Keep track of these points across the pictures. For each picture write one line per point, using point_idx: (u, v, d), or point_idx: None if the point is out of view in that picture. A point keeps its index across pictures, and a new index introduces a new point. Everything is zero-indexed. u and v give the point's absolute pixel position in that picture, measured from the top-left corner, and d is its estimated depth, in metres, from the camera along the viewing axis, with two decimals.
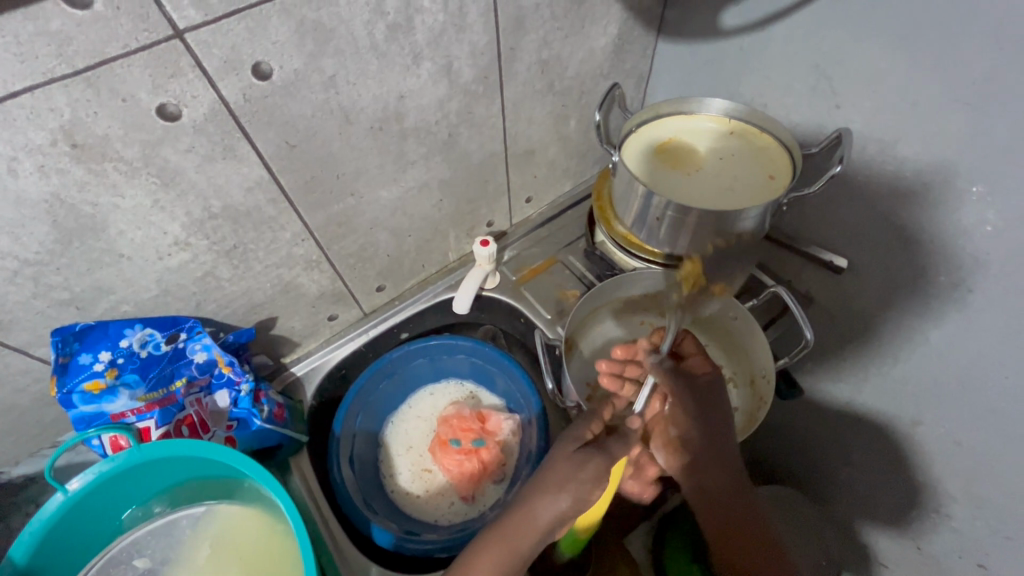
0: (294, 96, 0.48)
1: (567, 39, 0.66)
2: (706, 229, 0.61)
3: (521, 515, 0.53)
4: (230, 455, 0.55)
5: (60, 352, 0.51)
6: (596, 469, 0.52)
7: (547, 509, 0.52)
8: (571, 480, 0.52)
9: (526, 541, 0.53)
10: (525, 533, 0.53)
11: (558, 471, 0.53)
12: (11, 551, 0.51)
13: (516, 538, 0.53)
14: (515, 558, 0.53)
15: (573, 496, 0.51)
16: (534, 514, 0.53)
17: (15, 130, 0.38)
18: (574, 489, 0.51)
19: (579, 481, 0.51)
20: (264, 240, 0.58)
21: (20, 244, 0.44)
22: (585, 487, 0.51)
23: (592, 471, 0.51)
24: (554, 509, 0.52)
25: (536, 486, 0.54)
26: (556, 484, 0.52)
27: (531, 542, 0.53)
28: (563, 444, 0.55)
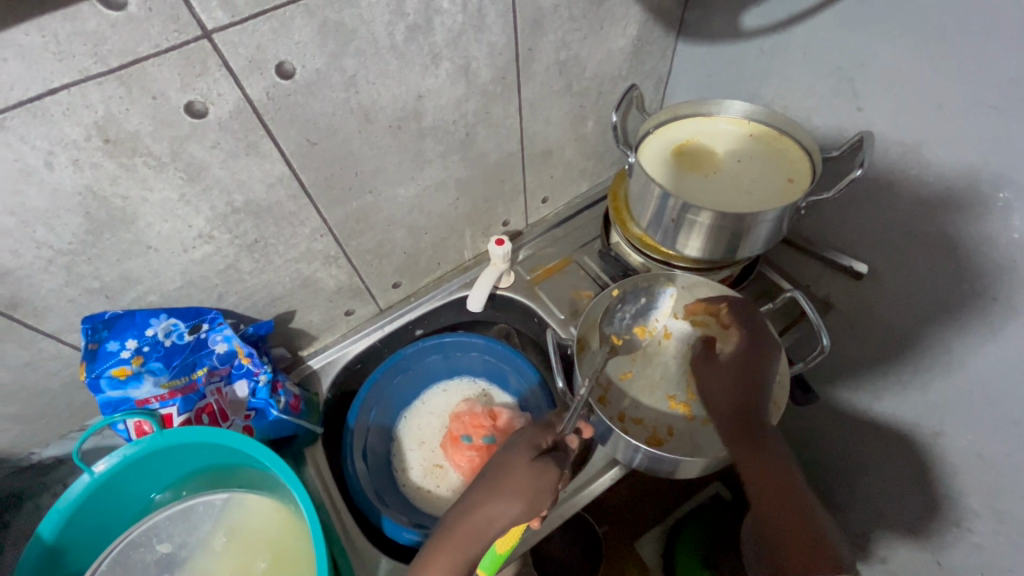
0: (316, 95, 0.50)
1: (585, 41, 0.67)
2: (723, 233, 0.61)
3: (479, 518, 0.52)
4: (249, 443, 0.57)
5: (90, 339, 0.53)
6: (553, 481, 0.53)
7: (502, 514, 0.51)
8: (531, 487, 0.52)
9: (477, 543, 0.51)
10: (474, 535, 0.51)
11: (518, 478, 0.52)
12: (40, 527, 0.53)
13: (464, 539, 0.51)
14: (468, 564, 0.51)
15: (530, 502, 0.51)
16: (490, 516, 0.51)
17: (53, 125, 0.40)
18: (532, 495, 0.51)
19: (536, 487, 0.52)
20: (284, 234, 0.59)
21: (55, 234, 0.46)
22: (538, 494, 0.52)
23: (549, 483, 0.52)
24: (508, 514, 0.51)
25: (489, 487, 0.53)
26: (513, 487, 0.52)
27: (480, 546, 0.51)
28: (519, 452, 0.55)
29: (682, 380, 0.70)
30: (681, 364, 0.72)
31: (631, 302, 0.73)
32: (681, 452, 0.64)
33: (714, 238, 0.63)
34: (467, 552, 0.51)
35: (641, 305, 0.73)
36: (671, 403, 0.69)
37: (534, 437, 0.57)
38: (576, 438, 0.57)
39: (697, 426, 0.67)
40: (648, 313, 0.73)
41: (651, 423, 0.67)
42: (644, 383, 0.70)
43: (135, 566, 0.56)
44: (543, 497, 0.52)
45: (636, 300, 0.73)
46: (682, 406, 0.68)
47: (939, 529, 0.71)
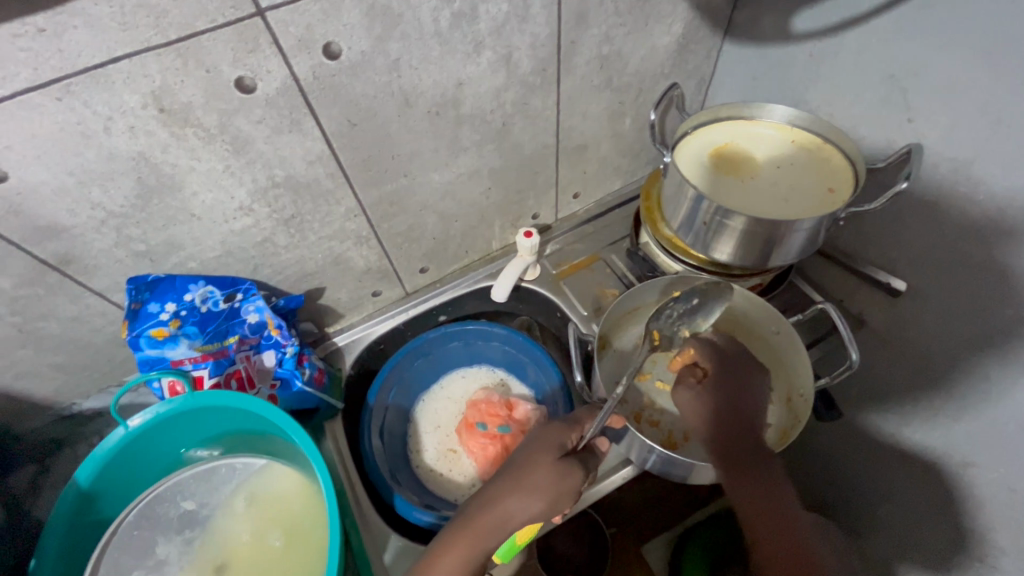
0: (359, 76, 0.51)
1: (630, 36, 0.66)
2: (755, 238, 0.61)
3: (501, 516, 0.52)
4: (281, 417, 0.59)
5: (133, 299, 0.56)
6: (575, 482, 0.54)
7: (522, 510, 0.52)
8: (553, 486, 0.53)
9: (494, 537, 0.52)
10: (492, 528, 0.52)
11: (540, 476, 0.53)
12: (77, 472, 0.56)
13: (484, 533, 0.52)
14: (483, 556, 0.52)
15: (551, 500, 0.52)
16: (510, 511, 0.52)
17: (113, 92, 0.41)
18: (553, 494, 0.53)
19: (558, 489, 0.53)
20: (320, 212, 0.61)
21: (108, 197, 0.48)
22: (559, 497, 0.53)
23: (571, 484, 0.53)
24: (525, 511, 0.52)
25: (512, 481, 0.54)
26: (536, 487, 0.53)
27: (498, 539, 0.52)
28: (544, 449, 0.56)
29: None
30: None
31: (680, 300, 0.68)
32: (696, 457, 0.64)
33: (745, 244, 0.62)
34: (485, 543, 0.52)
35: (692, 306, 0.68)
36: None
37: (559, 434, 0.57)
38: (606, 443, 0.60)
39: None
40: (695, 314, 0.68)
41: (667, 426, 0.67)
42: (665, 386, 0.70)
43: (159, 520, 0.58)
44: (565, 500, 0.53)
45: (689, 299, 0.67)
46: None
47: (960, 562, 0.69)
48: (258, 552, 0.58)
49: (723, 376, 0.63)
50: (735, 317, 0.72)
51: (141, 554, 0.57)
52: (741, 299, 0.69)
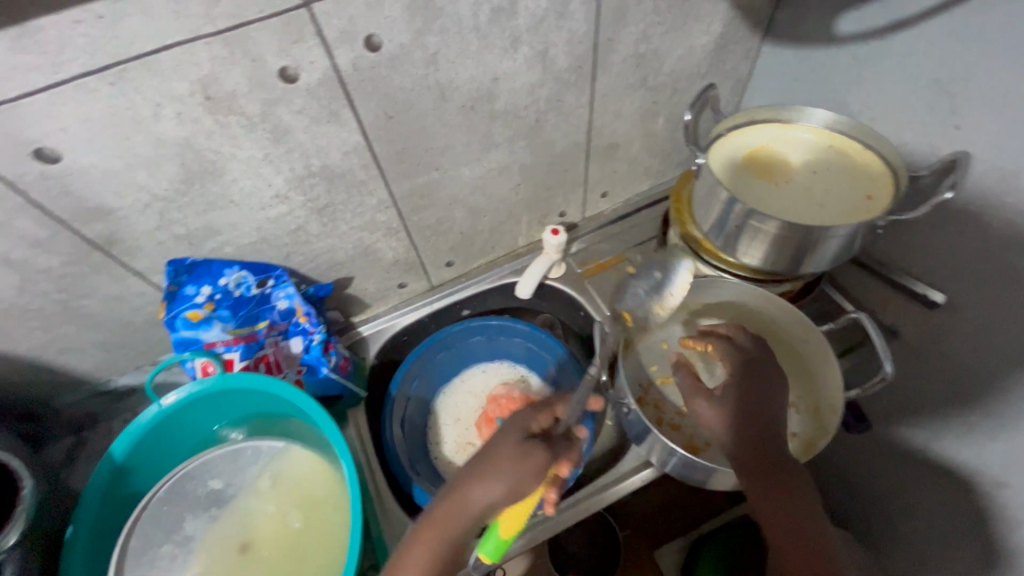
0: (398, 69, 0.51)
1: (668, 35, 0.65)
2: (787, 243, 0.61)
3: (466, 507, 0.51)
4: (311, 405, 0.60)
5: (171, 281, 0.58)
6: (537, 464, 0.51)
7: (482, 498, 0.50)
8: (512, 470, 0.50)
9: (458, 528, 0.50)
10: (455, 520, 0.51)
11: (500, 460, 0.51)
12: (113, 446, 0.58)
13: (447, 525, 0.50)
14: (450, 547, 0.50)
15: (511, 486, 0.50)
16: (470, 497, 0.50)
17: (163, 79, 0.42)
18: (513, 479, 0.50)
19: (521, 469, 0.50)
20: (353, 202, 0.62)
21: (153, 181, 0.49)
22: (524, 480, 0.50)
23: (531, 465, 0.50)
24: (484, 498, 0.50)
25: (474, 468, 0.52)
26: (497, 472, 0.50)
27: (463, 529, 0.51)
28: (509, 434, 0.54)
29: None
30: None
31: (643, 277, 0.77)
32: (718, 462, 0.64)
33: (777, 248, 0.62)
34: (450, 534, 0.50)
35: (655, 279, 0.77)
36: None
37: (527, 420, 0.56)
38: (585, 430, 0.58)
39: None
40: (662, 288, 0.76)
41: (689, 430, 0.67)
42: None
43: (187, 497, 0.60)
44: (529, 484, 0.50)
45: (650, 274, 0.77)
46: None
47: None
48: (279, 535, 0.59)
49: (756, 376, 0.59)
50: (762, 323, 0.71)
51: (170, 529, 0.58)
52: (773, 306, 0.68)
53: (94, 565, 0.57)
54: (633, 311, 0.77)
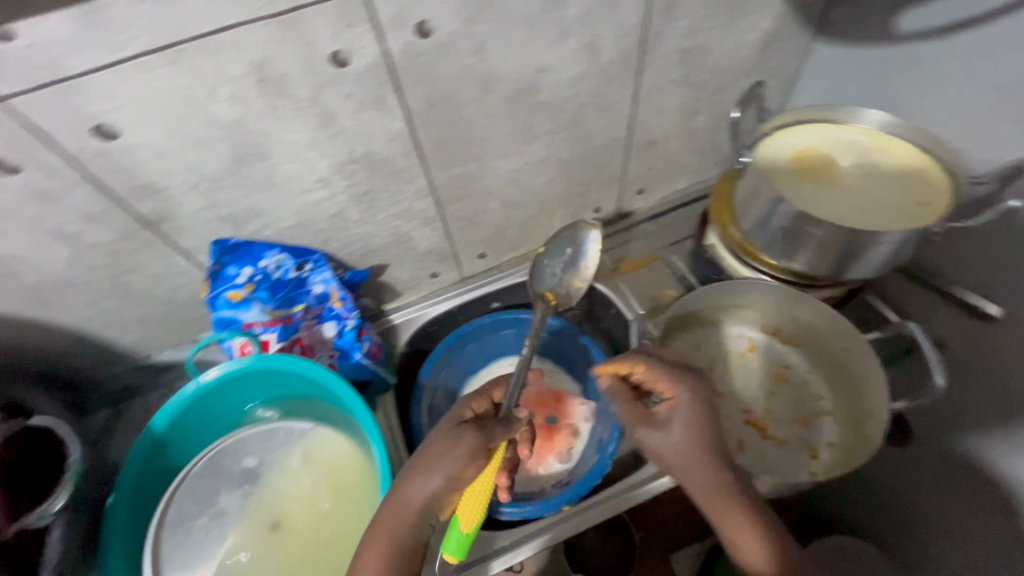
0: (446, 57, 0.51)
1: (718, 29, 0.63)
2: (834, 247, 0.59)
3: (410, 501, 0.49)
4: (349, 394, 0.62)
5: (215, 260, 0.59)
6: (471, 445, 0.49)
7: (421, 490, 0.49)
8: (444, 458, 0.48)
9: (403, 525, 0.49)
10: (397, 517, 0.49)
11: (431, 450, 0.50)
12: (154, 418, 0.60)
13: (389, 524, 0.49)
14: (401, 546, 0.49)
15: (446, 474, 0.48)
16: (407, 493, 0.49)
17: (219, 60, 0.43)
18: (448, 468, 0.48)
19: (451, 459, 0.48)
20: (392, 190, 0.62)
21: (202, 161, 0.50)
22: (459, 466, 0.48)
23: (465, 448, 0.48)
24: (427, 489, 0.49)
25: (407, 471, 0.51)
26: (430, 463, 0.49)
27: (409, 527, 0.49)
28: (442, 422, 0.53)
29: (761, 399, 0.70)
30: (766, 383, 0.71)
31: (553, 254, 0.68)
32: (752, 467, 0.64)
33: (822, 252, 0.60)
34: (395, 537, 0.49)
35: (568, 257, 0.68)
36: (745, 419, 0.68)
37: (459, 407, 0.55)
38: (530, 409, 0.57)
39: (769, 446, 0.66)
40: (576, 262, 0.67)
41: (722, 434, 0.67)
42: (722, 393, 0.70)
43: (222, 473, 0.61)
44: (466, 470, 0.48)
45: (562, 252, 0.68)
46: (757, 422, 0.68)
47: None
48: (308, 517, 0.60)
49: (695, 392, 0.52)
50: (802, 328, 0.70)
51: (205, 503, 0.60)
52: (816, 315, 0.66)
53: (134, 531, 0.59)
54: (553, 289, 0.66)
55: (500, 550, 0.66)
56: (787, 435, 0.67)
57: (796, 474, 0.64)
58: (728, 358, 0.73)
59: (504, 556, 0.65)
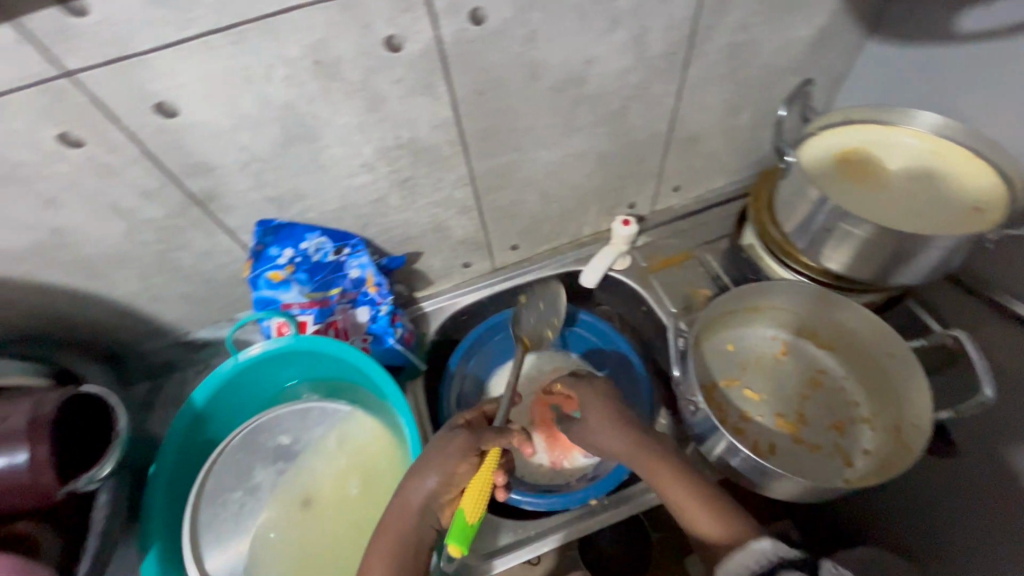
0: (497, 45, 0.51)
1: (769, 24, 0.62)
2: (880, 250, 0.58)
3: (410, 501, 0.51)
4: (385, 378, 0.64)
5: (258, 241, 0.60)
6: (464, 444, 0.52)
7: (419, 491, 0.51)
8: (439, 458, 0.51)
9: (411, 525, 0.50)
10: (401, 517, 0.51)
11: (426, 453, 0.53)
12: (195, 392, 0.61)
13: (396, 527, 0.50)
14: (413, 543, 0.50)
15: (443, 471, 0.51)
16: (409, 492, 0.51)
17: (278, 41, 0.43)
18: (444, 467, 0.51)
19: (442, 458, 0.51)
20: (433, 177, 0.62)
21: (255, 141, 0.50)
22: (453, 462, 0.51)
23: (459, 445, 0.52)
24: (426, 489, 0.51)
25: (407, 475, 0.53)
26: (425, 464, 0.52)
27: (418, 527, 0.51)
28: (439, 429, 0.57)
29: (793, 402, 0.69)
30: (800, 386, 0.70)
31: (529, 307, 0.77)
32: (785, 470, 0.63)
33: (865, 256, 0.60)
34: (400, 541, 0.50)
35: (541, 310, 0.77)
36: (777, 421, 0.67)
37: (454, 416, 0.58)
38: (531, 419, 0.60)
39: (802, 450, 0.65)
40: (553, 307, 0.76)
41: (753, 435, 0.66)
42: (753, 393, 0.69)
43: (257, 449, 0.63)
44: (459, 465, 0.51)
45: (535, 304, 0.77)
46: (789, 425, 0.67)
47: None
48: (339, 495, 0.62)
49: (596, 385, 0.59)
50: (838, 331, 0.69)
51: (241, 476, 0.61)
52: (855, 318, 0.65)
53: (171, 499, 0.60)
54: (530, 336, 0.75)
55: (527, 539, 0.65)
56: (821, 440, 0.66)
57: (830, 480, 0.63)
58: (762, 359, 0.72)
59: (530, 545, 0.65)
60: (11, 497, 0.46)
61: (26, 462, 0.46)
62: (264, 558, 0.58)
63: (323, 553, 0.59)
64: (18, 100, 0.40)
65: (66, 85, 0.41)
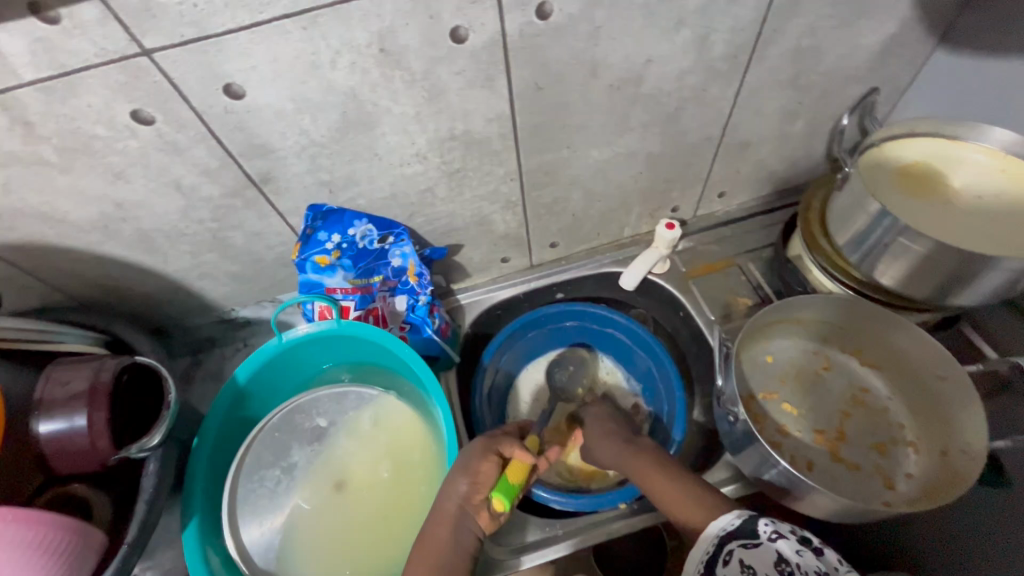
0: (560, 40, 0.50)
1: (837, 30, 0.60)
2: (938, 268, 0.56)
3: (448, 509, 0.55)
4: (422, 368, 0.63)
5: (308, 225, 0.61)
6: (480, 449, 0.57)
7: (454, 496, 0.55)
8: (465, 462, 0.56)
9: (448, 529, 0.54)
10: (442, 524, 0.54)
11: (462, 462, 0.57)
12: (238, 368, 0.62)
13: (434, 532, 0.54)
14: (453, 548, 0.53)
15: (469, 472, 0.55)
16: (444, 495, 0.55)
17: (347, 28, 0.44)
18: (471, 468, 0.55)
19: (466, 463, 0.56)
20: (482, 170, 0.62)
21: (315, 126, 0.51)
22: (476, 459, 0.56)
23: (477, 447, 0.57)
24: (458, 492, 0.55)
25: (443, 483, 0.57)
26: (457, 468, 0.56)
27: (456, 531, 0.54)
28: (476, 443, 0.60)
29: (834, 419, 0.67)
30: (841, 404, 0.68)
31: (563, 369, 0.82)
32: (823, 488, 0.62)
33: (923, 272, 0.58)
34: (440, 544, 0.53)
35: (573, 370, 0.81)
36: (816, 438, 0.66)
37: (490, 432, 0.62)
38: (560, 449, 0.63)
39: (841, 470, 0.63)
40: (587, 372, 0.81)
41: (790, 450, 0.65)
42: (793, 408, 0.68)
43: (295, 429, 0.64)
44: (481, 463, 0.56)
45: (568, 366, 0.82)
46: (828, 443, 0.65)
47: None
48: (371, 480, 0.62)
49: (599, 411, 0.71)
50: (886, 350, 0.67)
51: (278, 454, 0.62)
52: (906, 337, 0.63)
53: (212, 473, 0.62)
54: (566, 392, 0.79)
55: (553, 538, 0.65)
56: (861, 460, 0.64)
57: (870, 502, 0.61)
58: (803, 374, 0.70)
59: (559, 543, 0.64)
60: (71, 461, 0.48)
61: (85, 427, 0.47)
62: (298, 536, 0.59)
63: (353, 537, 0.60)
64: (98, 75, 0.41)
65: (144, 64, 0.41)
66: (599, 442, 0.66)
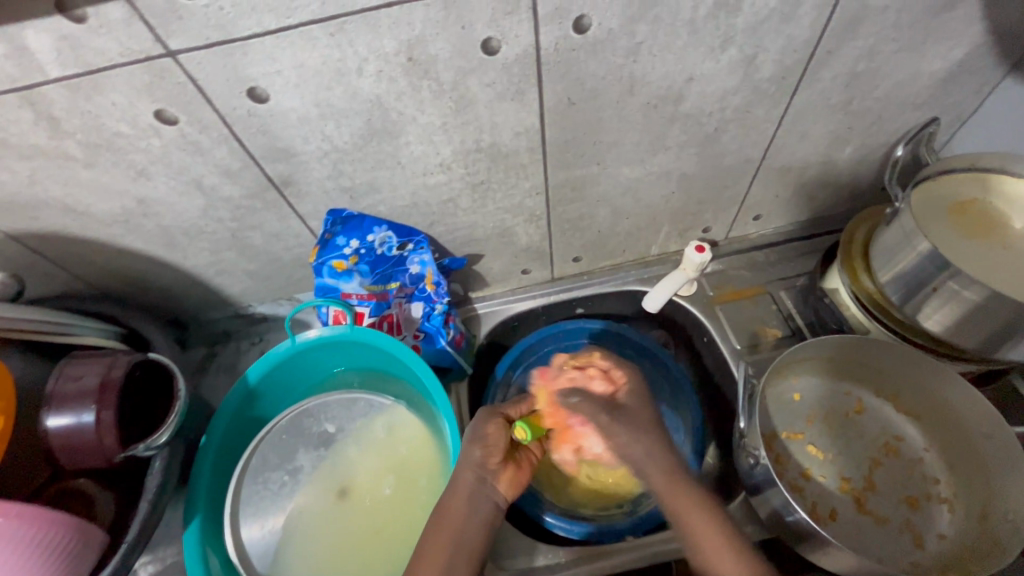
0: (597, 55, 0.48)
1: (897, 54, 0.55)
2: (994, 316, 0.52)
3: (464, 479, 0.54)
4: (433, 382, 0.62)
5: (327, 229, 0.60)
6: (489, 413, 0.57)
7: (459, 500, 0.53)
8: (473, 432, 0.56)
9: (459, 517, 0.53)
10: (450, 524, 0.52)
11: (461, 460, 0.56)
12: (250, 369, 0.63)
13: (447, 520, 0.52)
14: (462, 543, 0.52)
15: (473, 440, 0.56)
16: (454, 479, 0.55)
17: (376, 35, 0.42)
18: (476, 438, 0.56)
19: (472, 433, 0.57)
20: (507, 183, 0.60)
21: (338, 132, 0.50)
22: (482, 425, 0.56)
23: (486, 414, 0.58)
24: (473, 462, 0.55)
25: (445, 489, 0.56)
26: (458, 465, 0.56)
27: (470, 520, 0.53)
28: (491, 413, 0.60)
29: (863, 466, 0.63)
30: (873, 451, 0.64)
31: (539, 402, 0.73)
32: (843, 542, 0.58)
33: (975, 320, 0.53)
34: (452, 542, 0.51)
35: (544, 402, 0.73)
36: (842, 485, 0.62)
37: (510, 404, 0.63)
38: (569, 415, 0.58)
39: (867, 522, 0.60)
40: None
41: (812, 496, 0.61)
42: (818, 450, 0.64)
43: (304, 433, 0.63)
44: (487, 425, 0.56)
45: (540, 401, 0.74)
46: (855, 492, 0.62)
47: None
48: (374, 492, 0.61)
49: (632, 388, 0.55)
50: (926, 399, 0.63)
51: (284, 458, 0.62)
52: (951, 390, 0.59)
53: (218, 470, 0.62)
54: None
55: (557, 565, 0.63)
56: (890, 513, 0.61)
57: (895, 560, 0.57)
58: (833, 415, 0.66)
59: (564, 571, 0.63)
60: (77, 456, 0.48)
61: (93, 423, 0.47)
62: (298, 541, 0.59)
63: (353, 549, 0.59)
64: (122, 74, 0.41)
65: (169, 65, 0.41)
66: (627, 430, 0.51)
